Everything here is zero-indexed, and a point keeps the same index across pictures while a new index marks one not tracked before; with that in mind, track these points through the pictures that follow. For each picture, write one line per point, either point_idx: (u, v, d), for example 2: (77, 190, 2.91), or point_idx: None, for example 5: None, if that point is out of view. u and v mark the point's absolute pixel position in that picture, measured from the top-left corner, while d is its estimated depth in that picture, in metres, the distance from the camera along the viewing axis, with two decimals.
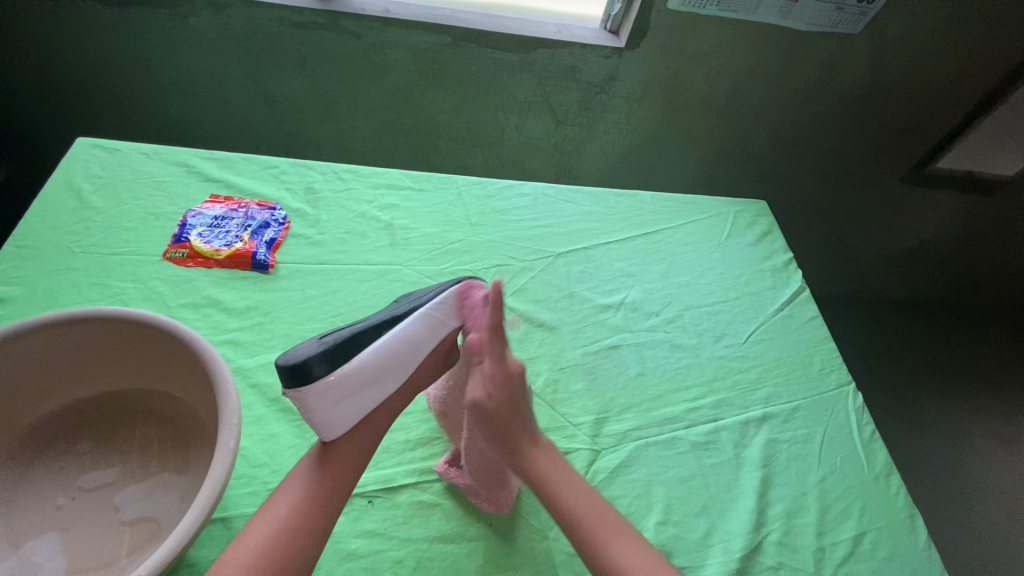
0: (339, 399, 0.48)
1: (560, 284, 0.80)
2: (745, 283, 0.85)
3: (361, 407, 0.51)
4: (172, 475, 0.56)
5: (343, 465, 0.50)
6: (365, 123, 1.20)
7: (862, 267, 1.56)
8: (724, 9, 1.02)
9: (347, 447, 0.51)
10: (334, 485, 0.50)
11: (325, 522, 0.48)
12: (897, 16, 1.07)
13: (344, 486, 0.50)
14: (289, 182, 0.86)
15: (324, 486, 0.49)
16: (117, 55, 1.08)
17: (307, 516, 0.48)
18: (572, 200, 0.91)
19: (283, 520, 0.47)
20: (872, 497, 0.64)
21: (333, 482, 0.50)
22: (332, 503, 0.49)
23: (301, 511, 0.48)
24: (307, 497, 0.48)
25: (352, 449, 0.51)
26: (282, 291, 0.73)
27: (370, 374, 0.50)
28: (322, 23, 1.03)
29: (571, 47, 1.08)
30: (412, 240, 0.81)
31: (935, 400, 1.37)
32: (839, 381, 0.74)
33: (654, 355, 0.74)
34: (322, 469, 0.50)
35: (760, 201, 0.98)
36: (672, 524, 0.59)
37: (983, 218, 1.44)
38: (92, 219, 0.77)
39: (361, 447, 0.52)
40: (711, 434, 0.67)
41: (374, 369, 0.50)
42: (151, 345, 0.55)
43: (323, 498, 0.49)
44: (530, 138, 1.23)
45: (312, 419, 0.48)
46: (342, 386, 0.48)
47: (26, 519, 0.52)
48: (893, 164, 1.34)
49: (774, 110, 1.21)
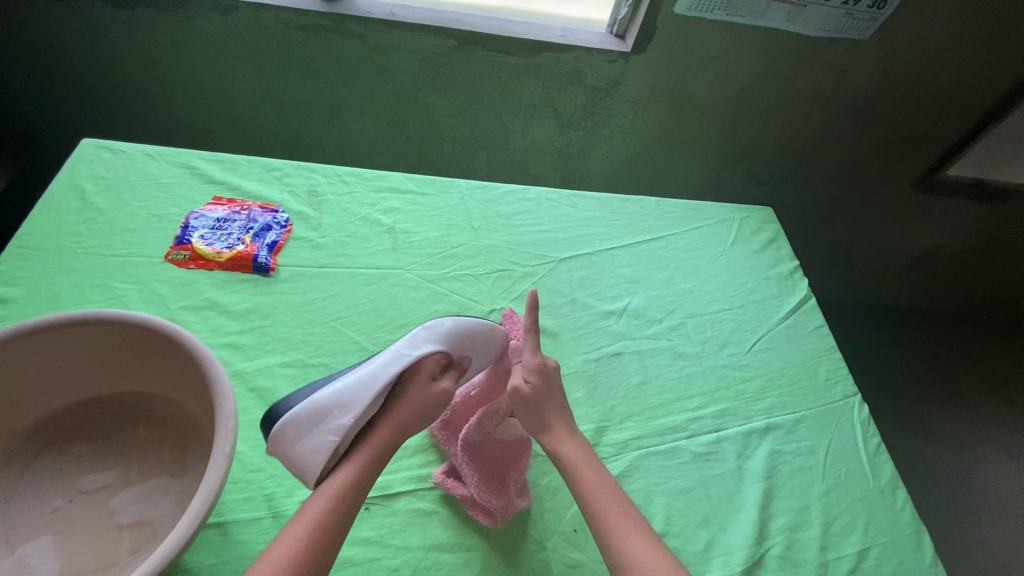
0: (300, 435, 0.49)
1: (562, 291, 0.79)
2: (750, 291, 0.84)
3: (326, 442, 0.49)
4: (170, 479, 0.56)
5: (339, 499, 0.49)
6: (370, 124, 1.19)
7: (870, 274, 1.54)
8: (731, 14, 1.01)
9: (345, 479, 0.50)
10: (334, 519, 0.48)
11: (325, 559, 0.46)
12: (908, 22, 1.06)
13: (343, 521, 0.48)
14: (292, 185, 0.86)
15: (323, 520, 0.47)
16: (123, 57, 1.09)
17: (305, 550, 0.45)
18: (577, 206, 0.91)
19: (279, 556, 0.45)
20: (877, 511, 0.63)
21: (332, 517, 0.48)
22: (332, 534, 0.47)
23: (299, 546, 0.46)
24: (307, 529, 0.47)
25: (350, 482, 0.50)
26: (283, 293, 0.73)
27: (322, 406, 0.50)
28: (327, 25, 1.04)
29: (577, 51, 1.07)
30: (414, 243, 0.81)
31: (944, 411, 1.35)
32: (844, 392, 0.73)
33: (656, 363, 0.73)
34: (319, 504, 0.48)
35: (767, 208, 0.97)
36: (673, 536, 0.58)
37: (994, 226, 1.42)
38: (95, 220, 0.77)
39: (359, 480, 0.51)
40: (714, 445, 0.66)
41: (323, 402, 0.50)
42: (149, 348, 0.55)
43: (322, 531, 0.47)
44: (535, 142, 1.23)
45: (287, 462, 0.50)
46: (295, 421, 0.49)
47: (22, 522, 0.52)
48: (902, 171, 1.32)
49: (781, 117, 1.20)
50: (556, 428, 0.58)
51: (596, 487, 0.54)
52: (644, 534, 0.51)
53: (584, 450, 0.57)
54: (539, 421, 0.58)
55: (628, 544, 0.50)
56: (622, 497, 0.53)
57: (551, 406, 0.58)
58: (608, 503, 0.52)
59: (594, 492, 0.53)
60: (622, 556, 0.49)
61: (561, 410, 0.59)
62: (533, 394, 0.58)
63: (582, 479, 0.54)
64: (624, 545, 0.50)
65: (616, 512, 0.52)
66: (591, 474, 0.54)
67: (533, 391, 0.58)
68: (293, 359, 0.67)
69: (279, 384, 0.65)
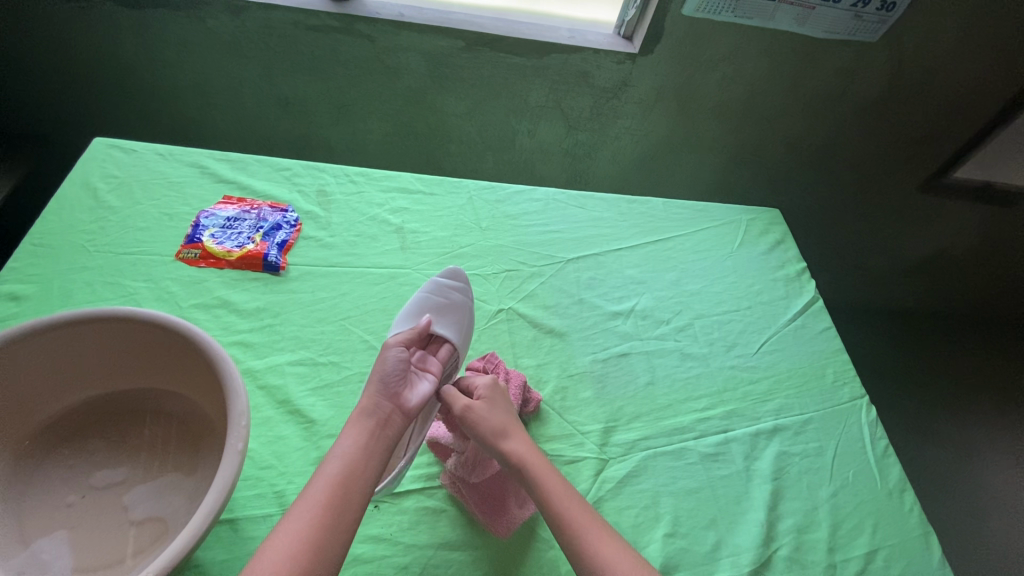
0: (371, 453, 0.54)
1: (570, 291, 0.79)
2: (758, 292, 0.84)
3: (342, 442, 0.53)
4: (181, 476, 0.57)
5: (341, 497, 0.47)
6: (378, 125, 1.20)
7: (876, 276, 1.54)
8: (739, 15, 1.01)
9: (344, 478, 0.48)
10: (339, 521, 0.46)
11: (333, 560, 0.44)
12: (918, 24, 1.06)
13: (349, 519, 0.46)
14: (301, 184, 0.86)
15: (327, 520, 0.45)
16: (134, 58, 1.10)
17: (312, 549, 0.44)
18: (584, 206, 0.91)
19: (284, 557, 0.43)
20: (885, 512, 0.63)
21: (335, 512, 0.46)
22: (336, 530, 0.45)
23: (304, 547, 0.44)
24: (309, 526, 0.45)
25: (352, 480, 0.48)
26: (293, 293, 0.73)
27: None
28: (336, 26, 1.04)
29: (585, 52, 1.07)
30: (422, 243, 0.81)
31: (951, 414, 1.35)
32: (852, 394, 0.73)
33: (664, 364, 0.73)
34: (321, 504, 0.46)
35: (775, 210, 0.97)
36: (681, 537, 0.59)
37: (1002, 228, 1.41)
38: (107, 219, 0.77)
39: (360, 477, 0.49)
40: (721, 446, 0.66)
41: None
42: (162, 345, 0.56)
43: (327, 530, 0.45)
44: (542, 143, 1.23)
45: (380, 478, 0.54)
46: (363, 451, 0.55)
47: (36, 516, 0.52)
48: (909, 173, 1.32)
49: (788, 118, 1.20)
50: (515, 439, 0.55)
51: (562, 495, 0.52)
52: (612, 536, 0.51)
53: (541, 455, 0.56)
54: (501, 433, 0.55)
55: (602, 548, 0.49)
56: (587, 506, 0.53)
57: (508, 418, 0.57)
58: (575, 510, 0.52)
59: (561, 499, 0.52)
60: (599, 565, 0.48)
61: (514, 422, 0.57)
62: (488, 407, 0.56)
63: (548, 486, 0.53)
64: (602, 549, 0.49)
65: (581, 516, 0.51)
66: (550, 477, 0.54)
67: (489, 408, 0.56)
68: (303, 357, 0.67)
69: (289, 381, 0.65)
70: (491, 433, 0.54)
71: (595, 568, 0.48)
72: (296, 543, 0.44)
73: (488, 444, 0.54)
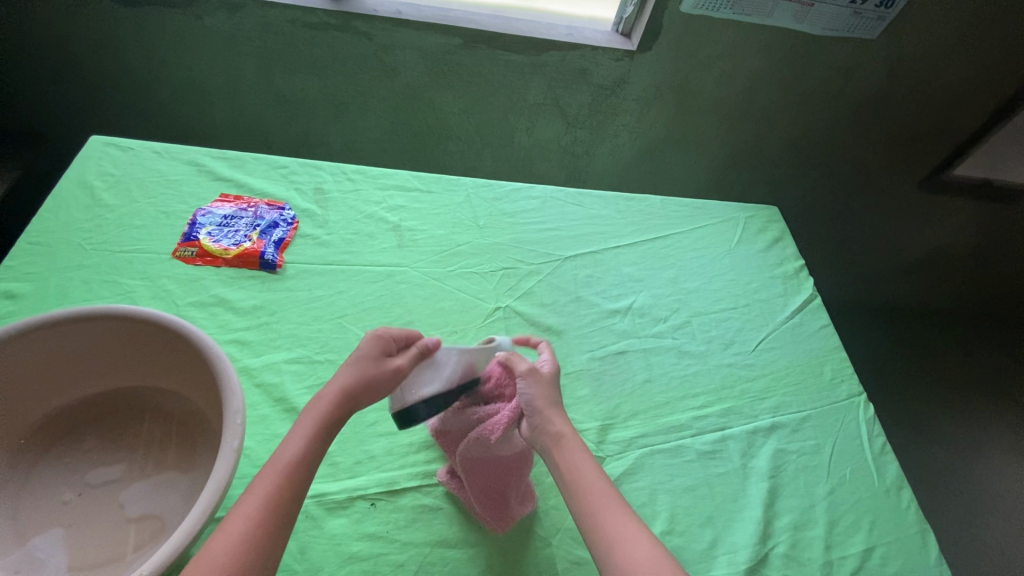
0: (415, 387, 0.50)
1: (567, 289, 0.79)
2: (756, 290, 0.84)
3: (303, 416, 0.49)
4: (177, 473, 0.57)
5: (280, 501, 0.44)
6: (376, 122, 1.20)
7: (876, 274, 1.53)
8: (737, 12, 1.01)
9: (295, 465, 0.46)
10: (287, 511, 0.44)
11: (274, 554, 0.42)
12: (917, 21, 1.05)
13: (287, 512, 0.44)
14: (299, 182, 0.86)
15: (275, 513, 0.43)
16: (131, 55, 1.10)
17: (258, 537, 0.42)
18: (581, 204, 0.91)
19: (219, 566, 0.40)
20: (882, 510, 0.63)
21: (285, 502, 0.44)
22: (283, 522, 0.44)
23: (248, 536, 0.42)
24: (259, 514, 0.43)
25: (304, 472, 0.46)
26: (289, 291, 0.73)
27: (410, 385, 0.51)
28: (334, 24, 1.04)
29: (582, 49, 1.07)
30: (419, 241, 0.81)
31: (950, 411, 1.34)
32: (850, 391, 0.73)
33: (662, 362, 0.73)
34: (271, 494, 0.44)
35: (773, 207, 0.96)
36: (677, 534, 0.59)
37: (1000, 225, 1.41)
38: (103, 218, 0.77)
39: (304, 465, 0.46)
40: (718, 443, 0.66)
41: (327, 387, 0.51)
42: (159, 343, 0.56)
43: (267, 529, 0.43)
44: (540, 140, 1.23)
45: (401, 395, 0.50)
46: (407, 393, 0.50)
47: (31, 514, 0.52)
48: (907, 171, 1.32)
49: (788, 115, 1.20)
50: (559, 415, 0.53)
51: (588, 482, 0.49)
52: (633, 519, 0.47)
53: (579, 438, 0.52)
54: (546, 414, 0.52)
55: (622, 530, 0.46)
56: (619, 497, 0.49)
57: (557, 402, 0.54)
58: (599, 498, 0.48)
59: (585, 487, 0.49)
60: (618, 563, 0.44)
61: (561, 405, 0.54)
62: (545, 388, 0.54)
63: (571, 472, 0.50)
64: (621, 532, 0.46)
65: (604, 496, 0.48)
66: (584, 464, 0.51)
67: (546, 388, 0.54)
68: (299, 356, 0.67)
69: (286, 379, 0.65)
70: (540, 399, 0.52)
71: (613, 549, 0.45)
72: (236, 547, 0.41)
73: (532, 409, 0.52)
